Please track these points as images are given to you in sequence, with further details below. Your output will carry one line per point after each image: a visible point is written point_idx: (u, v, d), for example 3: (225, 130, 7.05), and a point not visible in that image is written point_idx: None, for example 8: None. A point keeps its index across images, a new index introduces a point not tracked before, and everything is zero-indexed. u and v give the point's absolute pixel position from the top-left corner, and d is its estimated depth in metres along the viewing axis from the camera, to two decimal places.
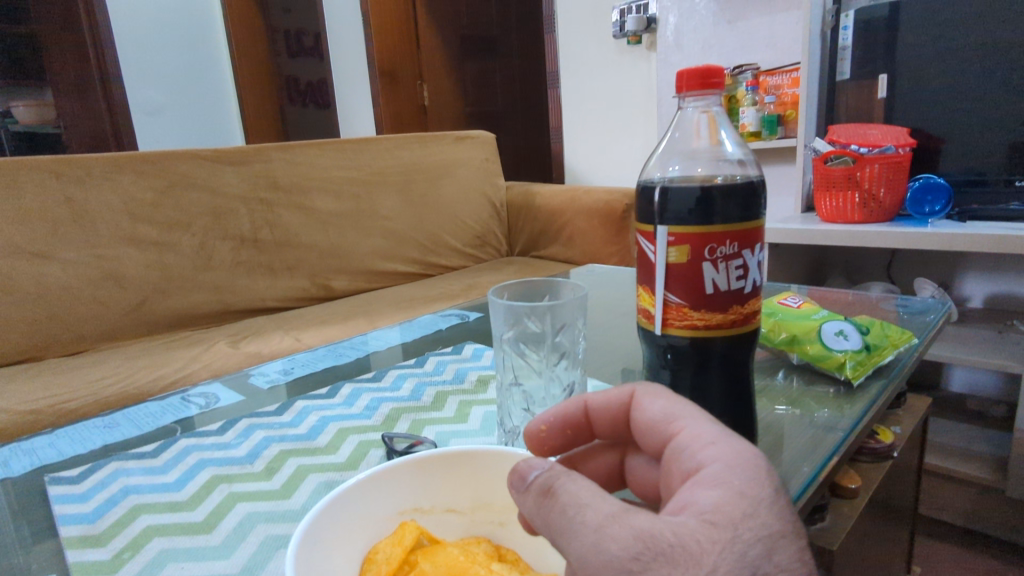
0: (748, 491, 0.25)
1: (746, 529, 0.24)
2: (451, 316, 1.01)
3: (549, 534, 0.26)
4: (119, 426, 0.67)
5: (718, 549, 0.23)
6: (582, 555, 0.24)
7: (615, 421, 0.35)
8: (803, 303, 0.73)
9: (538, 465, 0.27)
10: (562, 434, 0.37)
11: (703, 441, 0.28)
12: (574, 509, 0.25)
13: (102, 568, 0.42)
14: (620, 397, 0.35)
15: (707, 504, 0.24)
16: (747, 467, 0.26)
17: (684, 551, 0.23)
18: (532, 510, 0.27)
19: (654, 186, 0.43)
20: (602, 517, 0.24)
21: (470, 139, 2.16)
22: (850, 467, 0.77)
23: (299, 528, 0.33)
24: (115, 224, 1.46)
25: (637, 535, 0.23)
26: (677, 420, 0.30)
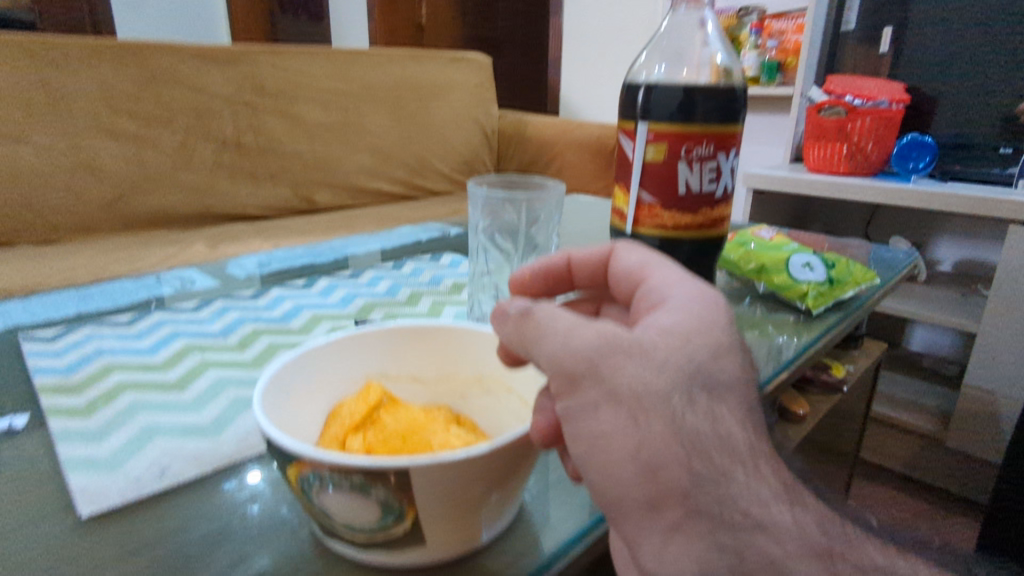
0: (704, 316, 0.28)
1: (698, 339, 0.27)
2: (432, 229, 1.02)
3: (524, 349, 0.29)
4: (94, 299, 0.68)
5: (669, 348, 0.26)
6: (554, 355, 0.27)
7: (593, 274, 0.38)
8: (775, 236, 0.75)
9: (515, 300, 0.30)
10: (543, 283, 0.39)
11: (669, 282, 0.31)
12: (549, 323, 0.28)
13: (75, 412, 0.44)
14: (600, 252, 0.37)
15: (667, 322, 0.28)
16: (703, 301, 0.29)
17: (640, 347, 0.26)
18: (509, 335, 0.29)
19: (639, 85, 0.42)
20: (573, 325, 0.27)
21: (465, 61, 2.10)
22: (801, 395, 0.81)
23: (266, 372, 0.34)
24: (92, 112, 1.41)
25: (602, 334, 0.26)
26: (649, 267, 0.33)
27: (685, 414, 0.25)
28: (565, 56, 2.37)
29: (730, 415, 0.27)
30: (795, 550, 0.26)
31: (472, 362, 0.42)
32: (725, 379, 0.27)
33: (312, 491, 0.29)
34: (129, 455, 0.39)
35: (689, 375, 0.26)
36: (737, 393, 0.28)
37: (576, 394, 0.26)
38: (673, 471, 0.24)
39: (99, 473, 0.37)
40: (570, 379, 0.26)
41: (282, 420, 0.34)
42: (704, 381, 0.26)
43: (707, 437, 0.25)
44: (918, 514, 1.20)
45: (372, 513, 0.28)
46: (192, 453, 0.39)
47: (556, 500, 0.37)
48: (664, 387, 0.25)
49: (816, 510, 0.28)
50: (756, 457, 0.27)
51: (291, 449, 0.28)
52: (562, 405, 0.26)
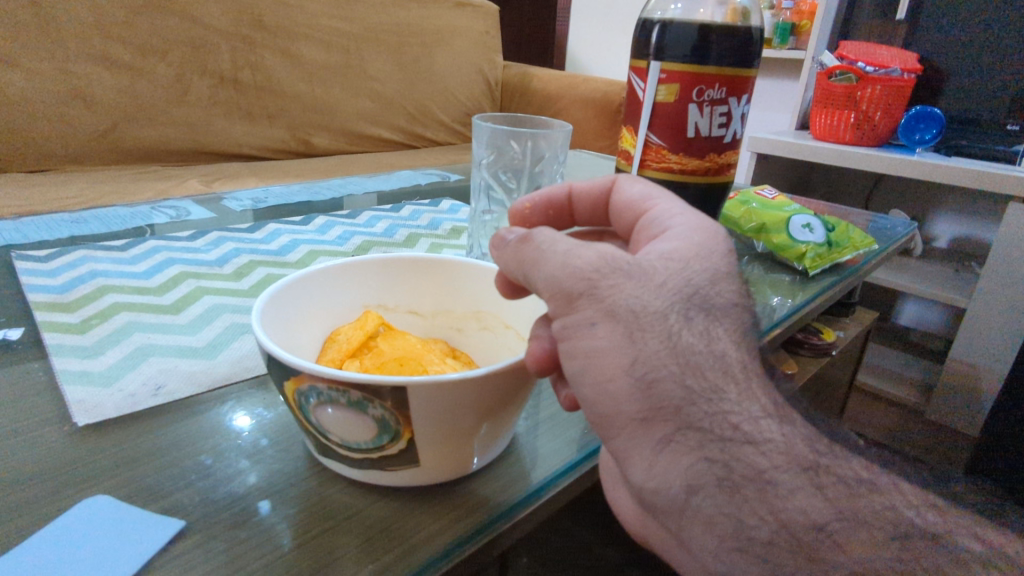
0: (703, 244, 0.29)
1: (697, 265, 0.28)
2: (431, 175, 1.01)
3: (521, 274, 0.28)
4: (87, 223, 0.67)
5: (669, 272, 0.27)
6: (552, 276, 0.26)
7: (595, 206, 0.37)
8: (777, 197, 0.74)
9: (514, 227, 0.29)
10: (543, 215, 0.38)
11: (671, 213, 0.31)
12: (547, 247, 0.27)
13: (69, 329, 0.44)
14: (602, 182, 0.36)
15: (667, 249, 0.28)
16: (703, 230, 0.29)
17: (639, 269, 0.26)
18: (507, 261, 0.29)
19: (654, 22, 0.41)
20: (573, 246, 0.27)
21: (472, 7, 2.03)
22: (790, 356, 0.82)
23: (265, 293, 0.34)
24: (85, 37, 1.36)
25: (603, 256, 0.26)
26: (652, 198, 0.33)
27: (681, 332, 0.25)
28: (575, 8, 2.30)
29: (726, 336, 0.27)
30: (782, 463, 0.25)
31: (470, 297, 0.42)
32: (722, 303, 0.27)
33: (309, 406, 0.29)
34: (125, 371, 0.39)
35: (686, 298, 0.26)
36: (732, 316, 0.28)
37: (572, 312, 0.26)
38: (668, 386, 0.24)
39: (95, 387, 0.37)
40: (567, 298, 0.26)
41: (279, 341, 0.35)
42: (701, 304, 0.27)
43: (703, 356, 0.25)
44: None
45: (368, 430, 0.28)
46: (188, 373, 0.40)
47: (546, 433, 0.38)
48: (661, 307, 0.25)
49: (807, 429, 0.28)
50: (749, 374, 0.27)
51: (290, 363, 0.28)
52: (557, 323, 0.26)
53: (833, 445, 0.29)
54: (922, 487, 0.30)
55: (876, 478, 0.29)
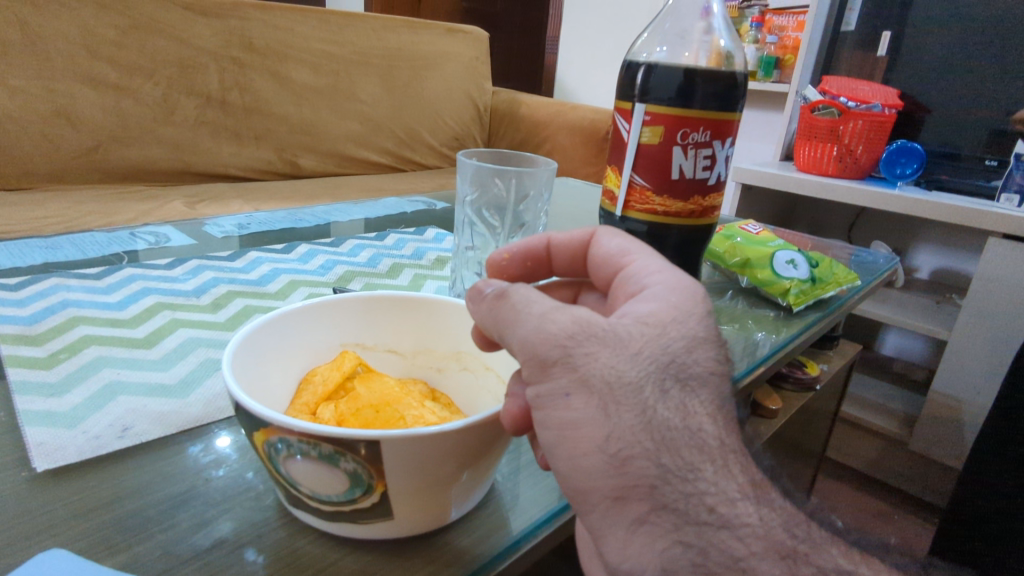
0: (681, 305, 0.29)
1: (674, 330, 0.28)
2: (418, 202, 1.00)
3: (496, 332, 0.29)
4: (62, 248, 0.66)
5: (644, 338, 0.27)
6: (526, 339, 0.27)
7: (573, 258, 0.38)
8: (762, 231, 0.75)
9: (492, 282, 0.29)
10: (521, 266, 0.39)
11: (649, 270, 0.31)
12: (522, 307, 0.28)
13: (36, 364, 0.42)
14: (580, 236, 0.37)
15: (644, 311, 0.28)
16: (680, 289, 0.29)
17: (615, 336, 0.26)
18: (484, 316, 0.29)
19: (639, 65, 0.41)
20: (548, 308, 0.27)
21: (463, 34, 2.06)
22: (775, 392, 0.82)
23: (239, 333, 0.33)
24: (70, 55, 1.35)
25: (577, 321, 0.26)
26: (629, 253, 0.33)
27: (657, 407, 0.26)
28: (565, 36, 2.34)
29: (703, 409, 0.27)
30: (759, 550, 0.25)
31: (451, 337, 0.41)
32: (698, 372, 0.27)
33: (279, 458, 0.28)
34: (90, 411, 0.38)
35: (663, 367, 0.26)
36: (710, 385, 0.28)
37: (546, 380, 0.26)
38: (642, 463, 0.25)
39: (58, 429, 0.36)
40: (541, 364, 0.26)
41: (252, 383, 0.33)
42: (678, 373, 0.27)
43: (678, 431, 0.26)
44: (876, 514, 1.22)
45: (341, 483, 0.27)
46: (157, 413, 0.38)
47: (525, 482, 0.37)
48: (636, 378, 0.26)
49: (784, 505, 0.28)
50: (728, 449, 0.27)
51: (261, 414, 0.27)
52: (532, 390, 0.27)
53: (807, 522, 0.29)
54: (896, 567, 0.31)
55: (854, 565, 0.29)
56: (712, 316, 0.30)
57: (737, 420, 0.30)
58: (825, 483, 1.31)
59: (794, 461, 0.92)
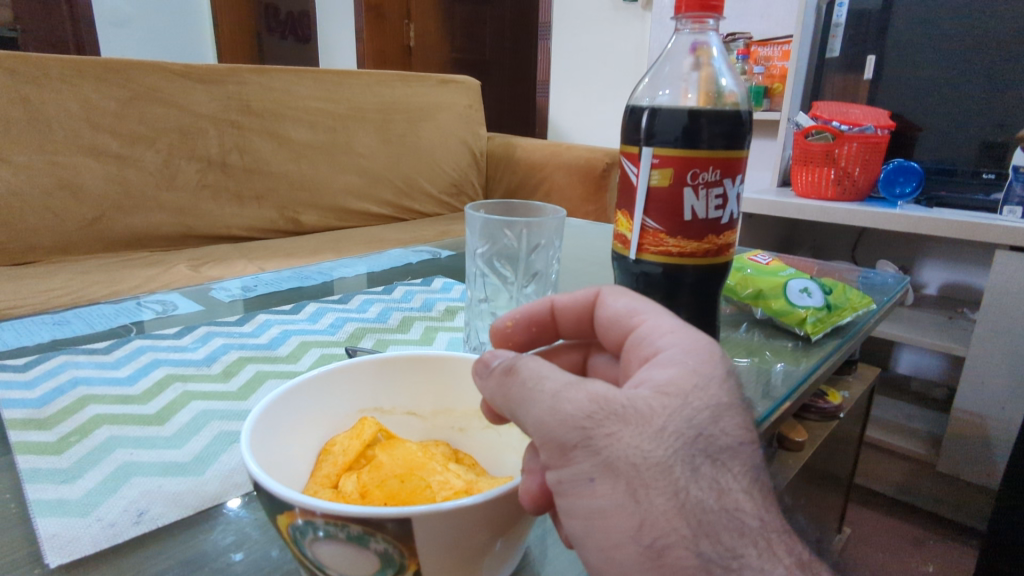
0: (700, 368, 0.27)
1: (696, 399, 0.26)
2: (423, 252, 1.00)
3: (509, 408, 0.28)
4: (69, 323, 0.65)
5: (666, 412, 0.26)
6: (541, 420, 0.26)
7: (580, 319, 0.37)
8: (772, 262, 0.74)
9: (500, 354, 0.29)
10: (527, 331, 0.38)
11: (662, 330, 0.30)
12: (533, 384, 0.27)
13: (46, 449, 0.41)
14: (585, 297, 0.36)
15: (662, 378, 0.27)
16: (695, 351, 0.28)
17: (635, 411, 0.25)
18: (494, 391, 0.28)
19: (643, 108, 0.42)
20: (561, 385, 0.26)
21: (455, 83, 2.10)
22: (798, 423, 0.80)
23: (256, 408, 0.32)
24: (73, 130, 1.38)
25: (592, 398, 0.25)
26: (639, 312, 0.32)
27: (689, 488, 0.25)
28: (554, 79, 2.39)
29: (737, 483, 0.26)
30: None
31: (469, 396, 0.40)
32: (727, 443, 0.26)
33: (304, 541, 0.26)
34: (103, 497, 0.36)
35: (690, 442, 0.26)
36: (742, 457, 0.27)
37: (567, 464, 0.26)
38: (680, 553, 0.24)
39: (71, 518, 0.34)
40: (561, 448, 0.26)
41: (271, 459, 0.32)
42: (707, 448, 0.26)
43: (714, 513, 0.25)
44: (912, 542, 1.18)
45: (370, 565, 0.26)
46: (173, 494, 0.37)
47: (557, 546, 0.35)
48: (664, 457, 0.25)
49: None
50: (769, 528, 0.26)
51: (283, 496, 0.25)
52: (554, 475, 0.26)
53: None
54: None
55: None
56: (733, 377, 0.29)
57: (773, 486, 0.29)
58: (855, 512, 1.28)
59: (823, 495, 0.90)
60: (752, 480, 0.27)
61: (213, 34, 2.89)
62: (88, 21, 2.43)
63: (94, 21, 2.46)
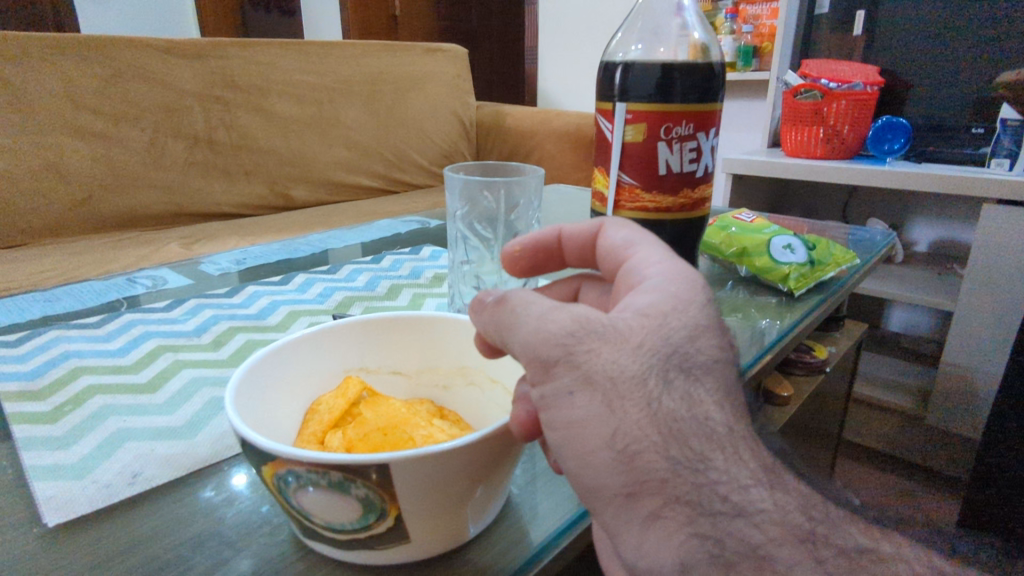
0: (681, 296, 0.28)
1: (675, 318, 0.27)
2: (411, 222, 1.00)
3: (499, 338, 0.28)
4: (60, 300, 0.66)
5: (645, 330, 0.26)
6: (526, 341, 0.26)
7: (584, 250, 0.35)
8: (756, 219, 0.74)
9: (492, 292, 0.29)
10: (532, 258, 0.37)
11: (649, 261, 0.30)
12: (520, 309, 0.27)
13: (41, 419, 0.42)
14: (590, 228, 0.35)
15: (644, 303, 0.27)
16: (677, 282, 0.28)
17: (615, 330, 0.26)
18: (486, 324, 0.29)
19: (616, 64, 0.42)
20: (546, 308, 0.27)
21: (441, 52, 2.07)
22: (785, 377, 0.82)
23: (241, 368, 0.33)
24: (55, 109, 1.36)
25: (576, 318, 0.26)
26: (633, 245, 0.31)
27: (662, 398, 0.25)
28: (543, 45, 2.36)
29: (708, 396, 0.26)
30: (777, 536, 0.25)
31: (453, 353, 0.41)
32: (702, 360, 0.27)
33: (289, 490, 0.27)
34: (99, 460, 0.37)
35: (665, 357, 0.26)
36: (715, 373, 0.27)
37: (549, 381, 0.25)
38: (650, 458, 0.24)
39: (67, 480, 0.35)
40: (543, 365, 0.26)
41: (257, 419, 0.33)
42: (681, 363, 0.26)
43: (684, 422, 0.25)
44: (900, 493, 1.21)
45: (353, 510, 0.27)
46: (166, 456, 0.38)
47: (542, 492, 0.36)
48: (639, 370, 0.25)
49: (797, 486, 0.28)
50: (736, 437, 0.26)
51: (267, 448, 0.26)
52: (537, 392, 0.26)
53: (824, 504, 0.28)
54: (918, 542, 0.30)
55: (876, 544, 0.28)
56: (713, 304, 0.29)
57: (745, 405, 0.29)
58: (845, 467, 1.30)
59: (810, 447, 0.91)
60: (725, 396, 0.27)
61: (194, 11, 2.84)
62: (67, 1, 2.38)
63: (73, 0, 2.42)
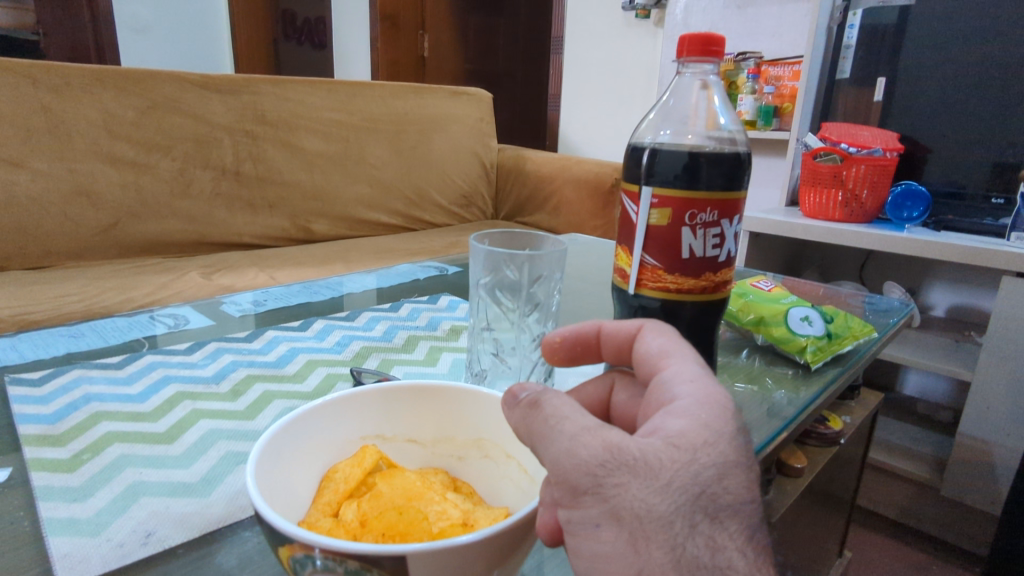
0: (709, 421, 0.28)
1: (705, 454, 0.27)
2: (430, 268, 1.02)
3: (531, 441, 0.29)
4: (85, 336, 0.67)
5: (675, 467, 0.26)
6: (557, 459, 0.27)
7: (621, 350, 0.36)
8: (774, 288, 0.75)
9: (535, 387, 0.30)
10: (572, 350, 0.38)
11: (682, 377, 0.30)
12: (554, 420, 0.28)
13: (59, 466, 0.42)
14: (630, 327, 0.36)
15: (674, 430, 0.27)
16: (703, 405, 0.28)
17: (645, 464, 0.26)
18: (518, 422, 0.30)
19: (645, 147, 0.43)
20: (579, 428, 0.27)
21: (466, 96, 2.12)
22: (798, 449, 0.81)
23: (263, 436, 0.34)
24: (91, 138, 1.41)
25: (606, 446, 0.26)
26: (668, 355, 0.32)
27: (686, 543, 0.25)
28: (566, 91, 2.41)
29: (733, 541, 0.26)
30: None
31: (470, 424, 0.41)
32: (729, 501, 0.27)
33: (303, 573, 0.27)
34: (113, 517, 0.37)
35: (693, 498, 0.26)
36: (742, 514, 0.27)
37: (579, 506, 0.26)
38: None
39: (81, 537, 0.35)
40: (573, 491, 0.26)
41: (274, 488, 0.34)
42: (709, 506, 0.26)
43: (708, 568, 0.25)
44: (912, 566, 1.18)
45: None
46: (179, 515, 0.38)
47: None
48: (667, 511, 0.25)
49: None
50: None
51: (283, 530, 0.27)
52: (566, 513, 0.27)
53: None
54: None
55: None
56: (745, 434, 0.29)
57: (770, 540, 0.29)
58: (857, 535, 1.27)
59: (822, 520, 0.90)
60: (751, 539, 0.27)
61: (230, 42, 2.94)
62: (110, 28, 2.48)
63: (116, 28, 2.52)
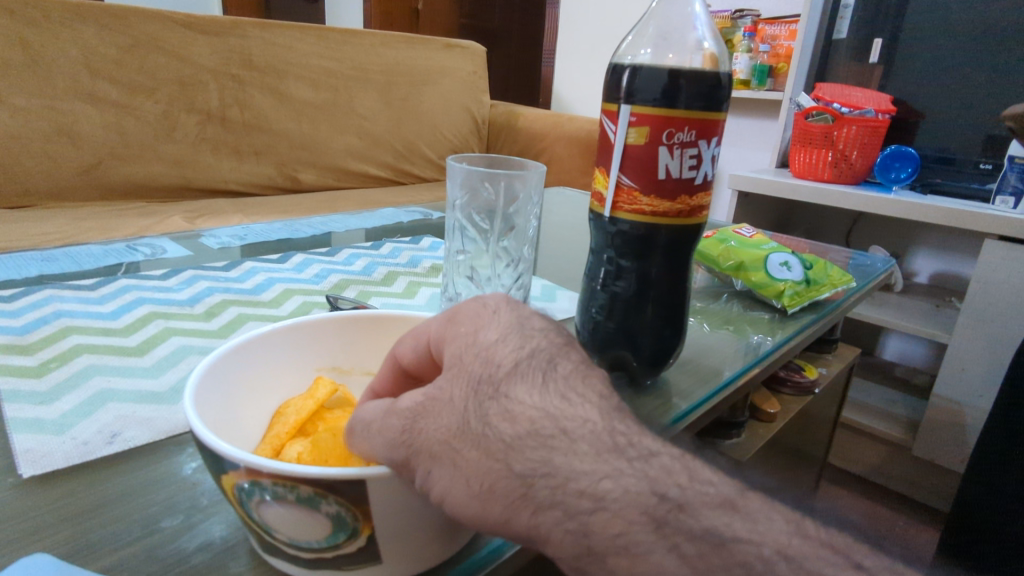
0: (519, 309, 0.31)
1: None
2: (415, 212, 1.01)
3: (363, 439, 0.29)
4: (59, 261, 0.66)
5: None
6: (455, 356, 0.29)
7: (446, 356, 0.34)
8: (755, 234, 0.75)
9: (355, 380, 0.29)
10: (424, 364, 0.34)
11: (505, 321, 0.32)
12: (367, 412, 0.28)
13: (27, 373, 0.42)
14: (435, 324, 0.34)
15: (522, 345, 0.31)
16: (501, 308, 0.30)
17: None
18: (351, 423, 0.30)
19: (624, 66, 0.42)
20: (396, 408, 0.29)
21: (458, 48, 2.07)
22: (772, 395, 0.82)
23: (205, 361, 0.34)
24: (71, 74, 1.36)
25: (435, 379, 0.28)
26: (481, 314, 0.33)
27: None
28: (562, 48, 2.37)
29: None
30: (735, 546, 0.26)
31: None
32: None
33: (251, 504, 0.26)
34: (79, 417, 0.37)
35: None
36: None
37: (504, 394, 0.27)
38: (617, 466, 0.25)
39: (46, 435, 0.36)
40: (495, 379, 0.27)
41: (218, 415, 0.33)
42: None
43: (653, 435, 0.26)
44: (880, 520, 1.21)
45: (323, 528, 0.26)
46: (146, 418, 0.38)
47: None
48: None
49: (780, 511, 0.28)
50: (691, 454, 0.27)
51: (226, 455, 0.25)
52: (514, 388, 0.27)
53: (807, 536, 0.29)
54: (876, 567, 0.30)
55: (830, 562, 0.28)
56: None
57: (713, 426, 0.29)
58: (829, 491, 1.30)
59: (795, 469, 0.91)
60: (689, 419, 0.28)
61: None
62: None
63: None
